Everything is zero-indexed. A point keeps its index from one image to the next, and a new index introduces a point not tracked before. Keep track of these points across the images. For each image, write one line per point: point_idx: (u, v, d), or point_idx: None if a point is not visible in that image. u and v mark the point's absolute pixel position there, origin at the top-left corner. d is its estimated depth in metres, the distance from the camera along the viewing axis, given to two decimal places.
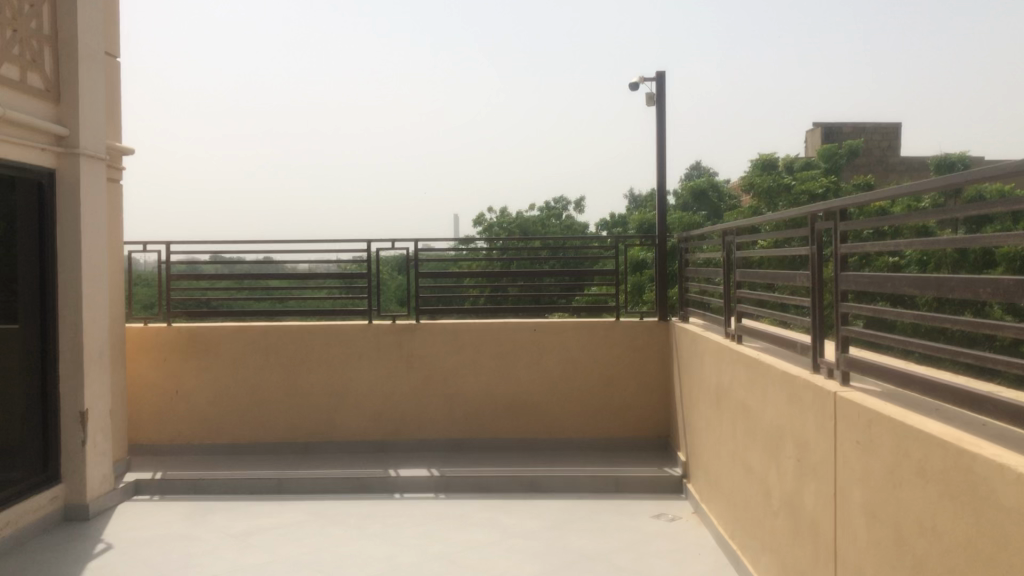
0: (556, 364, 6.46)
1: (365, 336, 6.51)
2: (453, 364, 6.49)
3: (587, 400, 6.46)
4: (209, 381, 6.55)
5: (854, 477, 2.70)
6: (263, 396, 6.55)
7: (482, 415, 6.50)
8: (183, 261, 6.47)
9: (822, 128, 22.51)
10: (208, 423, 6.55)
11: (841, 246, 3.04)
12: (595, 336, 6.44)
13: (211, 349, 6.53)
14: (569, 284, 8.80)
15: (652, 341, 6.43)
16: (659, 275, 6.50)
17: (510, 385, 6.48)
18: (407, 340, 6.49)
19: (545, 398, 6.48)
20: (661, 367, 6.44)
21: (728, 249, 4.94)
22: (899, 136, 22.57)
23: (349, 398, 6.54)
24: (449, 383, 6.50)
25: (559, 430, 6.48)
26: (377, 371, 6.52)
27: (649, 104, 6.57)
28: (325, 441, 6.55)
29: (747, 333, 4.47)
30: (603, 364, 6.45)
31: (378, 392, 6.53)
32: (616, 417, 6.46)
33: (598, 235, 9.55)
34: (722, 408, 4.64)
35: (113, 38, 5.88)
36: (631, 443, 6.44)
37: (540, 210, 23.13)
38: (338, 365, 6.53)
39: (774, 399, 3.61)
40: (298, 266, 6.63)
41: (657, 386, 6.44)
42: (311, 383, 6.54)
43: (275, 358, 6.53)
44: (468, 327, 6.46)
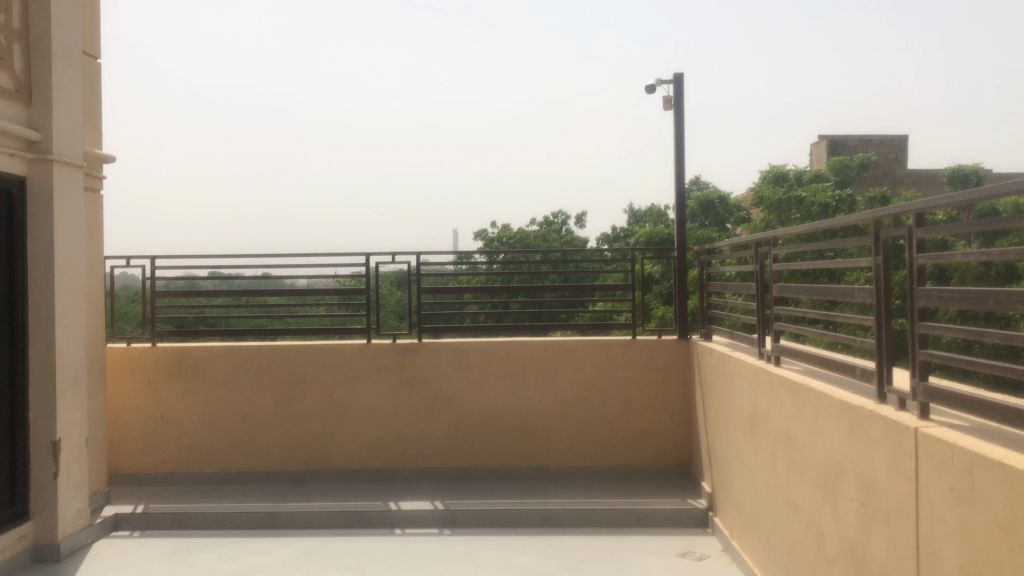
0: (569, 386, 6.02)
1: (364, 357, 6.07)
2: (458, 386, 6.05)
3: (602, 424, 6.02)
4: (197, 406, 6.10)
5: (948, 532, 2.26)
6: (254, 421, 6.10)
7: (489, 441, 6.06)
8: (180, 276, 6.11)
9: (829, 141, 22.12)
10: (196, 450, 6.11)
11: (917, 255, 2.60)
12: (611, 355, 6.01)
13: (198, 371, 6.09)
14: (570, 299, 8.42)
15: (672, 360, 6.00)
16: (678, 289, 6.06)
17: (520, 409, 6.04)
18: (409, 360, 6.06)
19: (557, 422, 6.04)
20: (682, 389, 6.00)
21: (760, 262, 4.50)
22: (906, 148, 22.19)
23: (347, 424, 6.09)
24: (454, 407, 6.06)
25: (572, 457, 6.04)
26: (376, 394, 6.08)
27: (667, 107, 6.15)
28: (322, 470, 6.10)
29: (786, 354, 4.04)
30: (619, 386, 6.02)
31: (378, 417, 6.08)
32: (633, 443, 6.01)
33: (606, 251, 9.25)
34: (758, 438, 4.20)
35: (93, 37, 5.47)
36: (650, 471, 6.00)
37: (541, 225, 22.73)
38: (335, 387, 6.09)
39: (830, 430, 3.18)
40: (300, 282, 6.25)
41: (678, 410, 6.00)
42: (306, 408, 6.10)
43: (268, 381, 6.09)
44: (474, 347, 6.02)
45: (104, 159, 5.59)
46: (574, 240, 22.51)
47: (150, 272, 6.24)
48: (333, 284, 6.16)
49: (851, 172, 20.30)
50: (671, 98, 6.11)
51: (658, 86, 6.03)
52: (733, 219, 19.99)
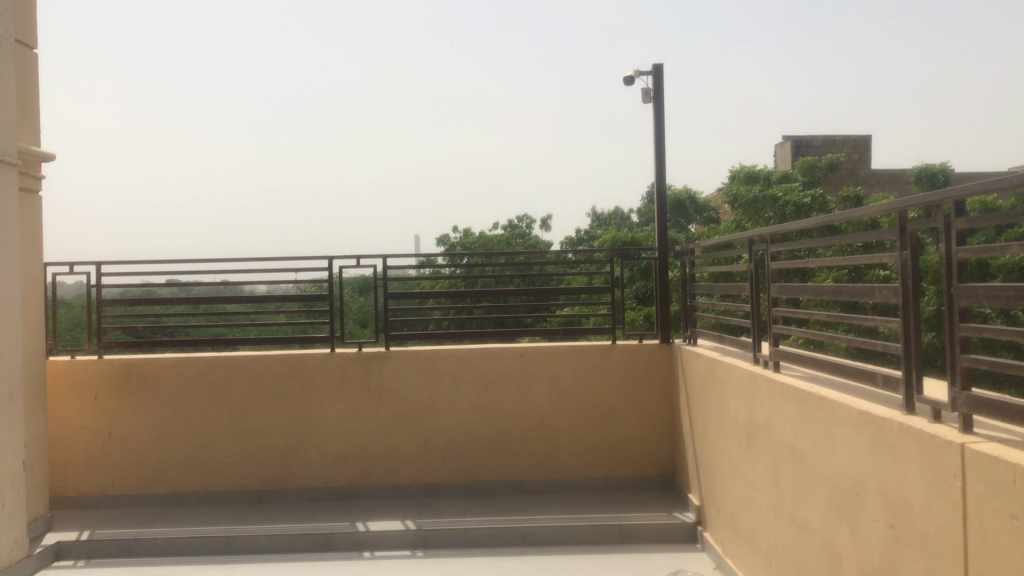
0: (546, 395, 5.69)
1: (328, 368, 5.69)
2: (428, 397, 5.70)
3: (581, 435, 5.70)
4: (148, 422, 5.68)
5: (1008, 569, 1.96)
6: (210, 438, 5.69)
7: (462, 455, 5.71)
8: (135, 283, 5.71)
9: (793, 141, 22.04)
10: (147, 470, 5.68)
11: (959, 248, 2.29)
12: (590, 362, 5.69)
13: (149, 385, 5.67)
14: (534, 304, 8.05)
15: (654, 366, 5.70)
16: (660, 291, 5.76)
17: (494, 420, 5.70)
18: (376, 370, 5.69)
19: (534, 434, 5.70)
20: (665, 397, 5.70)
21: (754, 261, 4.21)
22: (870, 149, 22.23)
23: (310, 440, 5.71)
24: (424, 419, 5.70)
25: (550, 470, 5.71)
26: (341, 407, 5.70)
27: (645, 100, 5.85)
28: (283, 489, 5.71)
29: (786, 359, 3.75)
30: (600, 393, 5.70)
31: (343, 431, 5.71)
32: (615, 454, 5.70)
33: (575, 256, 8.89)
34: (756, 450, 3.91)
35: (28, 26, 5.05)
36: (632, 483, 5.69)
37: (505, 228, 22.39)
38: (297, 400, 5.70)
39: (847, 444, 2.88)
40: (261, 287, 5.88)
41: (661, 418, 5.70)
42: (266, 422, 5.70)
43: (224, 394, 5.69)
44: (445, 354, 5.67)
45: (43, 156, 5.16)
46: (538, 244, 22.21)
47: (95, 280, 5.81)
48: (294, 290, 5.78)
49: (816, 173, 20.23)
50: (650, 90, 5.82)
51: (636, 77, 5.73)
52: (700, 220, 19.82)
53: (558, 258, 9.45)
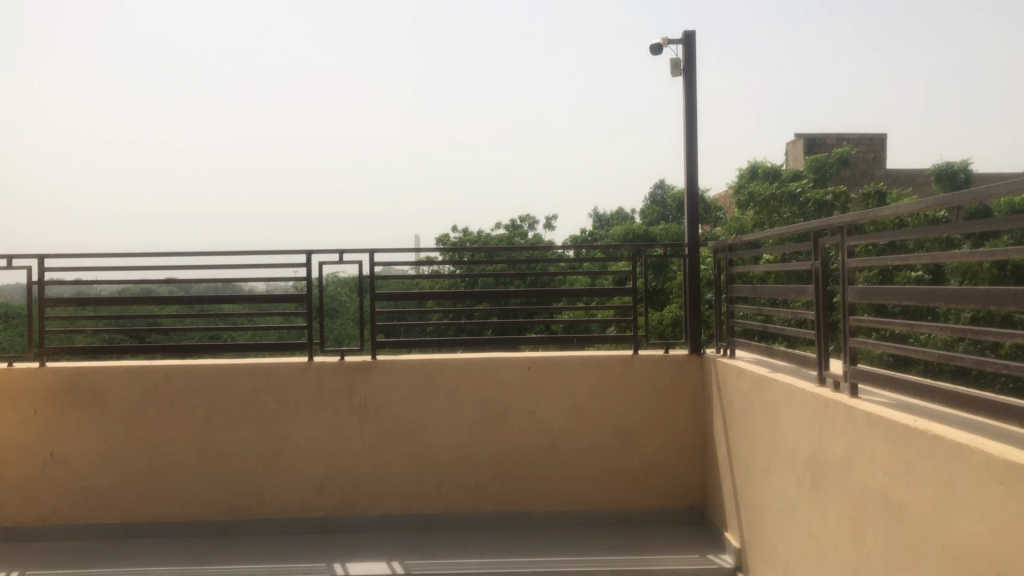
0: (557, 414, 4.91)
1: (304, 380, 4.91)
2: (421, 414, 4.92)
3: (598, 461, 4.92)
4: (95, 441, 4.90)
5: None
6: (168, 461, 4.92)
7: (460, 482, 4.93)
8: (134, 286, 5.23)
9: (805, 140, 21.25)
10: (94, 497, 4.91)
11: None
12: (608, 374, 4.91)
13: (98, 398, 4.89)
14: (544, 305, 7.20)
15: (683, 382, 4.93)
16: (690, 295, 4.97)
17: (497, 442, 4.92)
18: (361, 383, 4.91)
19: (543, 460, 4.92)
20: (695, 416, 4.93)
21: (822, 256, 3.41)
22: (884, 148, 21.48)
23: (283, 463, 4.93)
24: (415, 440, 4.92)
25: (561, 499, 4.94)
26: (320, 425, 4.93)
27: (674, 73, 5.07)
28: (253, 519, 4.94)
29: (867, 381, 2.97)
30: (619, 412, 4.92)
31: (322, 453, 4.93)
32: (636, 483, 4.93)
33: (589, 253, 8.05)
34: (824, 493, 3.13)
35: None
36: (656, 517, 4.93)
37: (507, 227, 21.60)
38: (269, 417, 4.93)
39: (984, 507, 2.10)
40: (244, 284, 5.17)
41: (690, 441, 4.93)
42: (233, 442, 4.93)
43: (185, 410, 4.92)
44: (440, 365, 4.90)
45: None
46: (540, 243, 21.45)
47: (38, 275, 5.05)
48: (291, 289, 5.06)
49: (830, 171, 19.49)
50: (680, 61, 5.03)
51: (665, 46, 4.95)
52: (709, 220, 19.06)
53: (568, 255, 8.60)
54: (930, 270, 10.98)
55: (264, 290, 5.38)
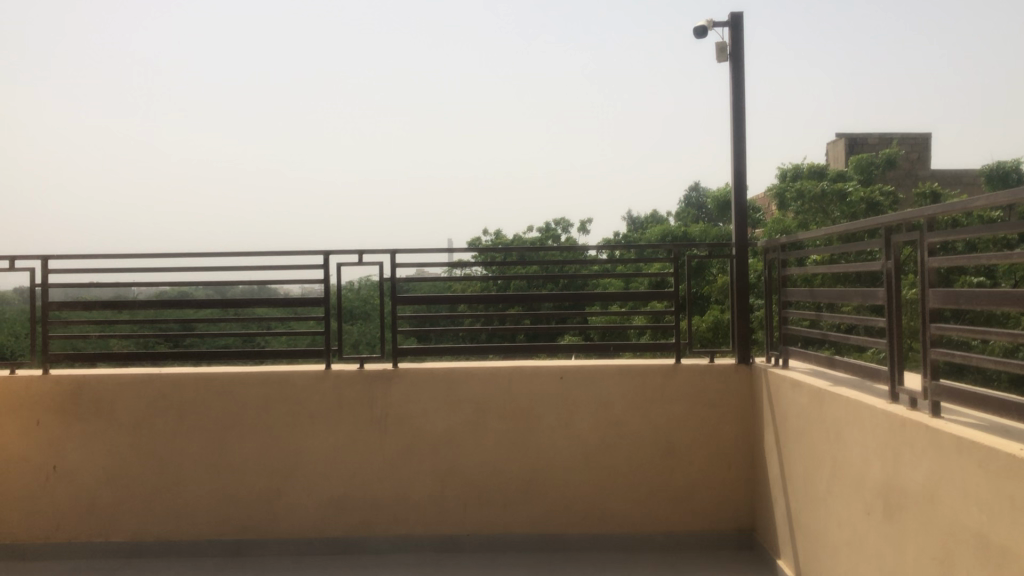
0: (592, 428, 4.54)
1: (321, 390, 4.59)
2: (445, 427, 4.57)
3: (637, 479, 4.54)
4: (100, 454, 4.61)
5: None
6: (176, 475, 4.61)
7: (486, 501, 4.58)
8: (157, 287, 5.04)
9: (847, 139, 20.67)
10: (98, 513, 4.62)
11: None
12: (648, 386, 4.53)
13: (103, 409, 4.60)
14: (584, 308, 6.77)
15: (729, 394, 4.53)
16: (738, 299, 4.57)
17: (528, 457, 4.56)
18: (381, 394, 4.58)
19: (577, 478, 4.55)
20: (743, 431, 4.53)
21: (895, 256, 2.96)
22: (929, 147, 20.82)
23: (298, 479, 4.61)
24: (439, 455, 4.57)
25: (596, 520, 4.56)
26: (337, 439, 4.59)
27: (719, 58, 4.68)
28: (266, 539, 4.62)
29: (953, 399, 2.57)
30: (660, 426, 4.53)
31: (339, 469, 4.60)
32: (678, 504, 4.55)
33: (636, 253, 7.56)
34: (900, 526, 2.73)
35: None
36: (699, 540, 4.54)
37: (540, 230, 21.21)
38: (283, 429, 4.60)
39: None
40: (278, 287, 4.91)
41: (737, 458, 4.53)
42: (246, 456, 4.61)
43: (194, 421, 4.61)
44: (466, 375, 4.54)
45: None
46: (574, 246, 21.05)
47: (42, 277, 4.77)
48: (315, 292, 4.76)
49: (874, 171, 18.89)
50: (726, 45, 4.64)
51: (710, 29, 4.56)
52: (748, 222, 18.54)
53: (606, 256, 8.19)
54: (987, 273, 10.43)
55: (293, 293, 5.10)
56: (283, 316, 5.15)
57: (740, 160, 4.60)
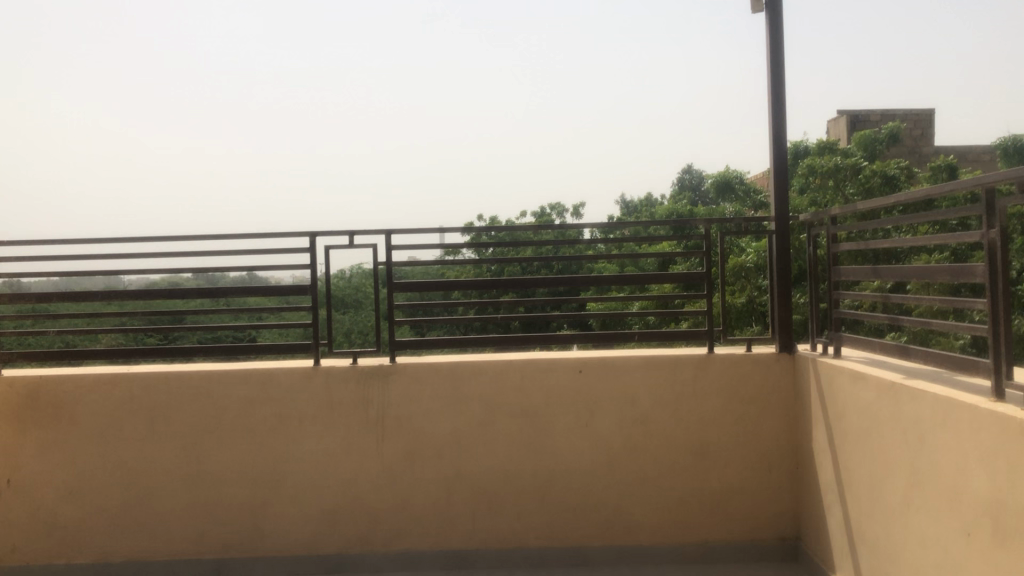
0: (616, 427, 4.03)
1: (309, 390, 4.06)
2: (450, 429, 4.05)
3: (667, 483, 4.04)
4: (61, 464, 4.08)
5: None
6: (147, 487, 4.09)
7: (498, 511, 4.07)
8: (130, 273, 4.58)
9: (848, 116, 20.14)
10: (60, 531, 4.09)
11: None
12: (679, 379, 4.02)
13: (63, 413, 4.07)
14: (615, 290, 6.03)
15: (769, 387, 4.03)
16: (780, 281, 4.05)
17: (544, 461, 4.05)
18: (378, 393, 4.05)
19: (600, 485, 4.04)
20: (786, 428, 4.03)
21: (1000, 223, 2.39)
22: (933, 124, 20.32)
23: (285, 490, 4.08)
24: (443, 460, 4.05)
25: (622, 531, 4.06)
26: (329, 444, 4.07)
27: (753, 7, 4.14)
28: (250, 557, 4.10)
29: None
30: (692, 425, 4.02)
31: (331, 478, 4.08)
32: (713, 511, 4.04)
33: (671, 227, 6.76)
34: (1018, 553, 2.22)
35: None
36: (737, 552, 4.04)
37: (534, 215, 20.68)
38: (267, 434, 4.07)
39: None
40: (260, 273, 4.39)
41: (779, 459, 4.03)
42: (227, 465, 4.08)
43: (166, 426, 4.07)
44: (474, 369, 4.03)
45: None
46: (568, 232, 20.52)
47: None
48: (301, 278, 4.23)
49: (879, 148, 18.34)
50: None
51: None
52: (749, 203, 18.01)
53: (626, 234, 7.54)
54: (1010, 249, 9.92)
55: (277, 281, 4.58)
56: (264, 307, 4.62)
57: (779, 123, 4.07)
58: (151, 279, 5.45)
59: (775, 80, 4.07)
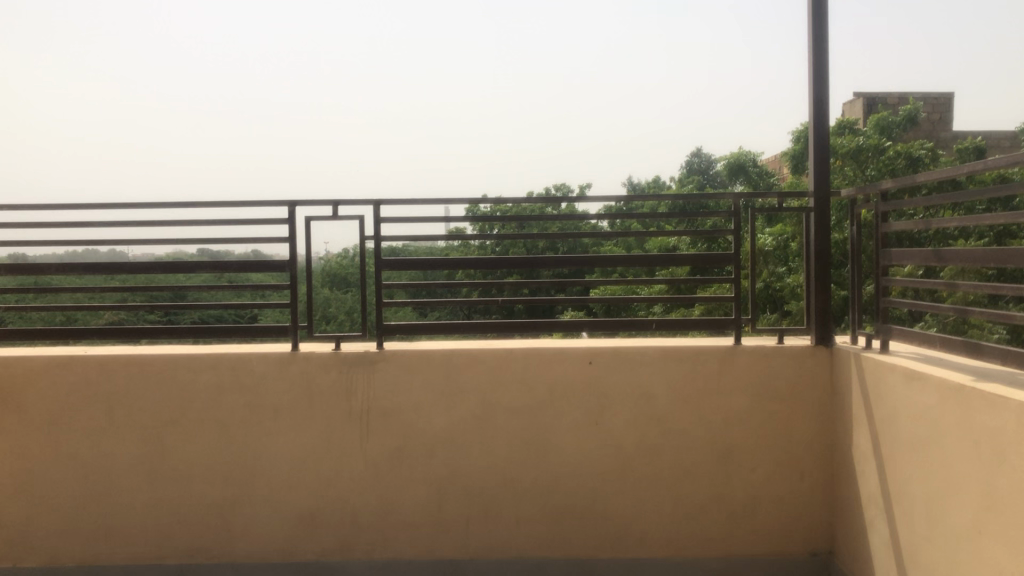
0: (630, 426, 3.59)
1: (286, 379, 3.62)
2: (443, 425, 3.61)
3: (686, 490, 3.60)
4: (10, 456, 3.66)
5: None
6: (106, 484, 3.66)
7: (495, 517, 3.63)
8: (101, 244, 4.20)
9: (864, 99, 19.61)
10: (9, 531, 3.68)
11: None
12: (701, 374, 3.57)
13: (12, 400, 3.64)
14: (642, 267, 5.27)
15: (803, 385, 3.58)
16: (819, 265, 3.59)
17: (548, 462, 3.61)
18: (362, 383, 3.61)
19: (610, 490, 3.61)
20: (821, 429, 3.58)
21: None
22: (952, 107, 19.79)
23: (258, 490, 3.65)
24: (435, 459, 3.62)
25: (634, 543, 3.62)
26: (307, 440, 3.63)
27: None
28: (219, 563, 3.67)
29: None
30: (715, 425, 3.58)
31: (308, 478, 3.64)
32: (737, 521, 3.60)
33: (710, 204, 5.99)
34: None
35: None
36: (763, 567, 3.61)
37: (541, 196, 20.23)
38: (238, 428, 3.64)
39: None
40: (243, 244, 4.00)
41: (813, 465, 3.59)
42: (194, 460, 3.65)
43: (125, 416, 3.64)
44: (471, 359, 3.58)
45: None
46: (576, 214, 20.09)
47: None
48: None
49: (897, 131, 17.81)
50: None
51: None
52: (762, 186, 17.51)
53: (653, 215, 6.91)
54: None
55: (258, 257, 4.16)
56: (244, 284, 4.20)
57: (820, 84, 3.60)
58: (154, 253, 5.09)
59: (818, 35, 3.59)
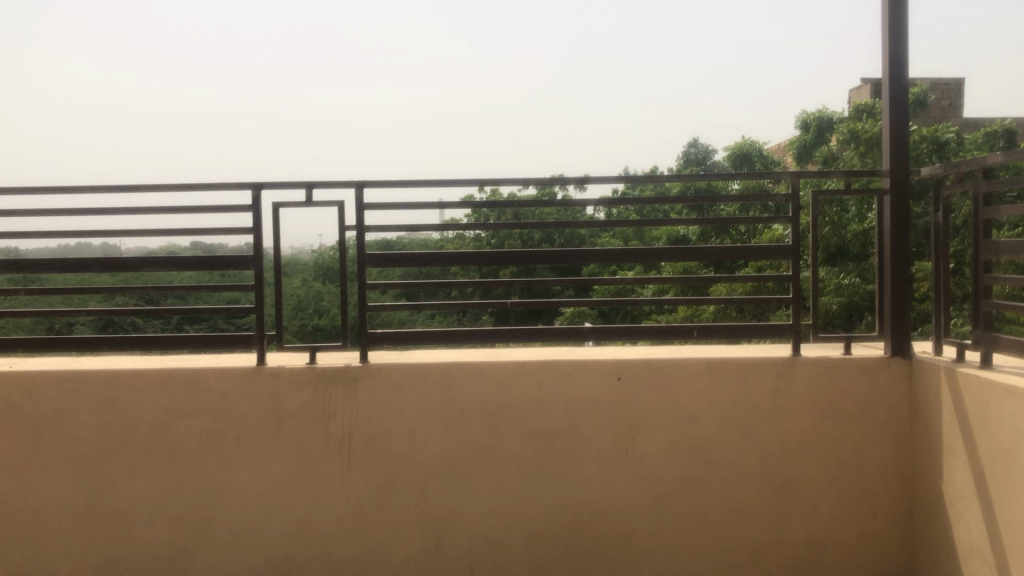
0: (666, 454, 2.96)
1: (249, 399, 2.99)
2: (441, 453, 2.98)
3: (734, 530, 2.98)
4: None
5: None
6: (33, 526, 3.03)
7: (503, 565, 3.01)
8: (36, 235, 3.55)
9: (871, 84, 18.98)
10: None
11: None
12: (753, 391, 2.95)
13: None
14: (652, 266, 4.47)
15: (876, 404, 2.96)
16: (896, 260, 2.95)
17: (568, 499, 2.98)
18: (342, 405, 2.98)
19: (641, 531, 2.99)
20: (897, 458, 2.96)
21: None
22: (962, 92, 19.17)
23: (217, 534, 3.02)
24: (431, 494, 2.99)
25: None
26: (276, 473, 3.00)
27: None
28: None
29: None
30: (771, 454, 2.96)
31: (278, 518, 3.02)
32: (796, 570, 2.98)
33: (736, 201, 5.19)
34: None
35: None
36: None
37: None
38: (192, 459, 3.00)
39: None
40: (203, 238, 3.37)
41: (887, 500, 2.97)
42: (139, 498, 3.01)
43: (55, 445, 3.00)
44: (474, 374, 2.96)
45: None
46: None
47: None
48: None
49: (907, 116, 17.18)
50: None
51: None
52: None
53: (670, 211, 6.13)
54: None
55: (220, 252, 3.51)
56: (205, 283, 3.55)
57: (897, 36, 2.94)
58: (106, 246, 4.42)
59: None
